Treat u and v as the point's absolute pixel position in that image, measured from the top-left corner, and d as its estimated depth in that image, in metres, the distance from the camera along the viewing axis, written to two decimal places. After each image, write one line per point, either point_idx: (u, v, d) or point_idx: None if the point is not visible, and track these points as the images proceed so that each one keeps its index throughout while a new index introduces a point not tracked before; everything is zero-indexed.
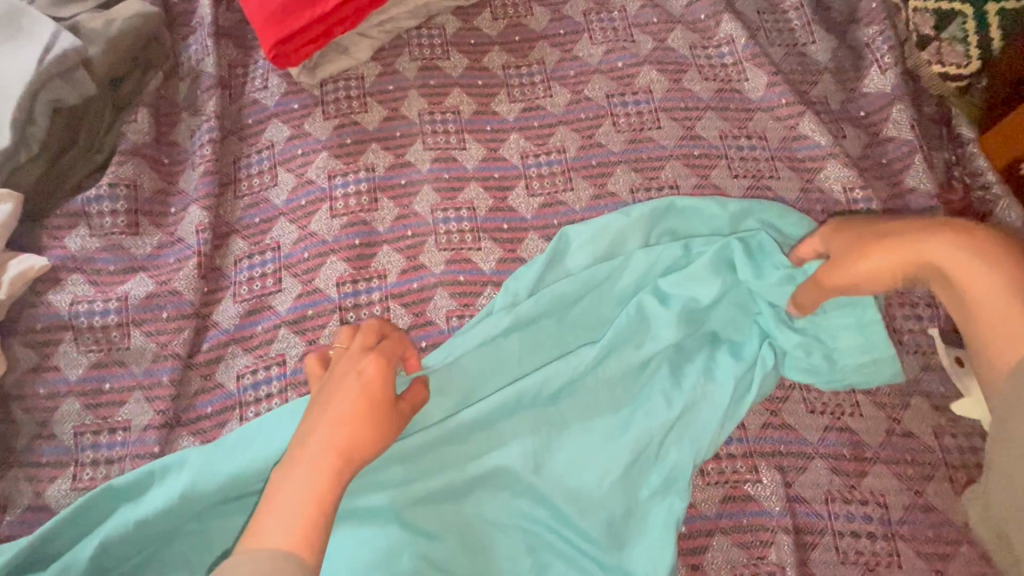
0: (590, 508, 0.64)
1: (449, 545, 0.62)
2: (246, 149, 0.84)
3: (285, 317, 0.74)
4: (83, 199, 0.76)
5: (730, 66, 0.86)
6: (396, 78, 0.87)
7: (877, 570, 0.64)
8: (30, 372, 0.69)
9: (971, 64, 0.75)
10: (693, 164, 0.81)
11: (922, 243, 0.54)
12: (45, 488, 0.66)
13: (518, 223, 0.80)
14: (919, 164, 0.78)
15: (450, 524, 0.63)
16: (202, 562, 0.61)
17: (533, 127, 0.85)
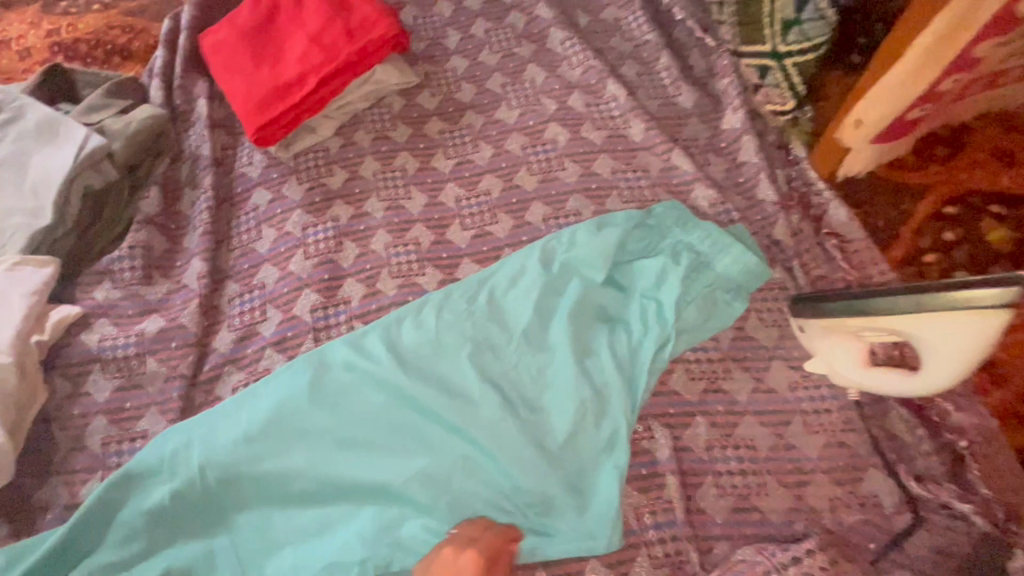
0: (533, 481, 0.79)
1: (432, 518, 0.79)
2: (237, 213, 1.05)
3: (270, 340, 0.93)
4: (108, 260, 0.96)
5: (617, 117, 1.09)
6: (355, 148, 1.10)
7: (750, 499, 0.79)
8: (67, 398, 0.87)
9: (789, 103, 1.00)
10: (592, 194, 1.02)
11: None
12: (79, 489, 0.83)
13: (455, 251, 1.00)
14: (765, 180, 0.98)
15: (429, 502, 0.79)
16: (215, 525, 0.80)
17: (464, 177, 1.07)
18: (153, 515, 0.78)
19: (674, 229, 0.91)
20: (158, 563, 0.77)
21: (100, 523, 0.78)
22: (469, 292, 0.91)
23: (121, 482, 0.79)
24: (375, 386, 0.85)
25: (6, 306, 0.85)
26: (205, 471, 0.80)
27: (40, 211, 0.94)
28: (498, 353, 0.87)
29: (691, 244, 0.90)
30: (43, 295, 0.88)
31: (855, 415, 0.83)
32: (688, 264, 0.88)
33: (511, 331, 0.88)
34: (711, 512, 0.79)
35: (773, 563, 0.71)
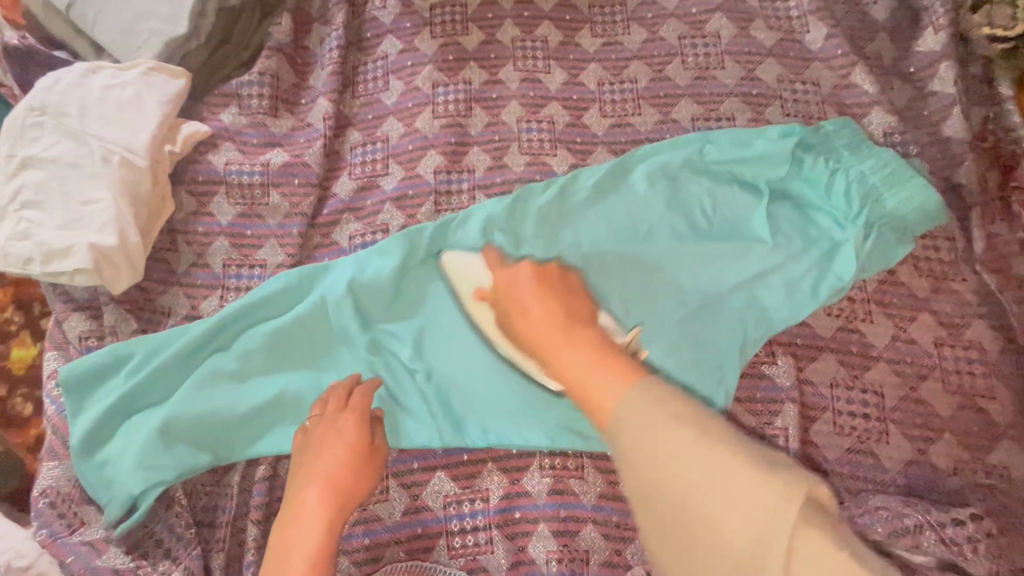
0: None
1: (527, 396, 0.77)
2: (364, 58, 0.99)
3: (390, 195, 0.90)
4: (237, 84, 0.93)
5: (794, 19, 0.96)
6: (495, 8, 1.00)
7: (867, 443, 0.75)
8: (192, 214, 0.88)
9: (1016, 27, 0.84)
10: (750, 101, 0.92)
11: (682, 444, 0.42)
12: (199, 303, 0.85)
13: (590, 137, 0.93)
14: (957, 116, 0.87)
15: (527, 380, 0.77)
16: (323, 363, 0.80)
17: (610, 59, 0.97)
18: (273, 341, 0.79)
19: (848, 152, 0.81)
20: (273, 382, 0.78)
21: (225, 334, 0.79)
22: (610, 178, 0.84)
23: (244, 305, 0.80)
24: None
25: (142, 109, 0.85)
26: (329, 306, 0.80)
27: (175, 18, 0.91)
28: (631, 248, 0.81)
29: (862, 172, 0.80)
30: (175, 106, 0.87)
31: (1000, 384, 0.77)
32: (856, 196, 0.79)
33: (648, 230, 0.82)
34: (823, 447, 0.76)
35: (930, 520, 0.65)
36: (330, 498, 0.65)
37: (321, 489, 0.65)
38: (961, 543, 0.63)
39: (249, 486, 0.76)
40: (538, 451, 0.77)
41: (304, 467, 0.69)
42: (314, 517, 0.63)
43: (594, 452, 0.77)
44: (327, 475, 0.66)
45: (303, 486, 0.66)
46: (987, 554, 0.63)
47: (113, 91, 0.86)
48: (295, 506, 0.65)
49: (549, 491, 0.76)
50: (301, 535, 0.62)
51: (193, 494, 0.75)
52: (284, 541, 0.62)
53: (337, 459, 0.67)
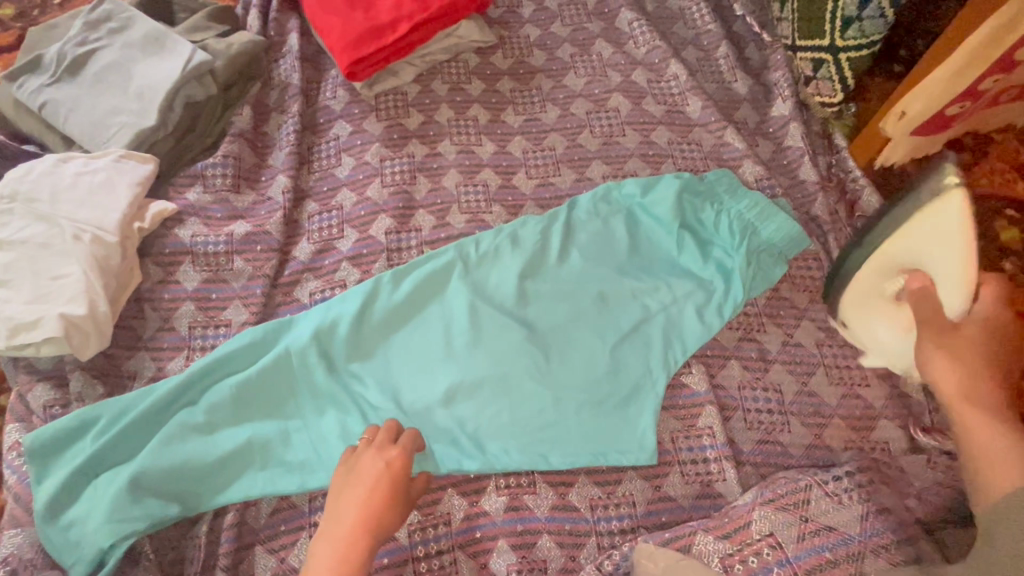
0: (572, 404, 0.88)
1: (479, 425, 0.86)
2: (318, 140, 1.13)
3: (347, 255, 1.01)
4: (202, 166, 1.04)
5: (676, 95, 1.18)
6: (431, 95, 1.18)
7: (775, 434, 0.88)
8: (159, 283, 0.95)
9: (837, 96, 1.10)
10: (649, 160, 1.11)
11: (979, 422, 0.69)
12: (166, 364, 0.90)
13: (520, 196, 1.08)
14: (808, 162, 1.08)
15: (479, 410, 0.86)
16: (290, 409, 0.86)
17: (532, 132, 1.15)
18: (242, 391, 0.85)
19: (729, 197, 1.00)
20: (240, 433, 0.83)
21: (194, 392, 0.84)
22: (541, 228, 1.00)
23: (213, 360, 0.86)
24: (450, 301, 0.94)
25: (112, 191, 0.94)
26: (293, 355, 0.87)
27: (144, 112, 1.02)
28: (561, 289, 0.96)
29: (737, 211, 0.99)
30: (144, 187, 0.97)
31: (873, 373, 0.93)
32: (736, 230, 0.97)
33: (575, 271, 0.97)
34: (739, 441, 0.88)
35: (816, 480, 0.76)
36: (368, 523, 0.67)
37: (350, 516, 0.68)
38: (839, 494, 0.74)
39: (216, 537, 0.79)
40: (493, 473, 0.85)
41: (342, 490, 0.71)
42: (330, 550, 0.65)
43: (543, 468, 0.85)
44: (363, 498, 0.69)
45: (342, 506, 0.69)
46: (862, 499, 0.73)
47: (84, 176, 0.95)
48: (328, 528, 0.68)
49: (506, 508, 0.83)
50: (329, 553, 0.65)
51: (161, 549, 0.78)
52: (323, 556, 0.65)
53: (375, 485, 0.70)
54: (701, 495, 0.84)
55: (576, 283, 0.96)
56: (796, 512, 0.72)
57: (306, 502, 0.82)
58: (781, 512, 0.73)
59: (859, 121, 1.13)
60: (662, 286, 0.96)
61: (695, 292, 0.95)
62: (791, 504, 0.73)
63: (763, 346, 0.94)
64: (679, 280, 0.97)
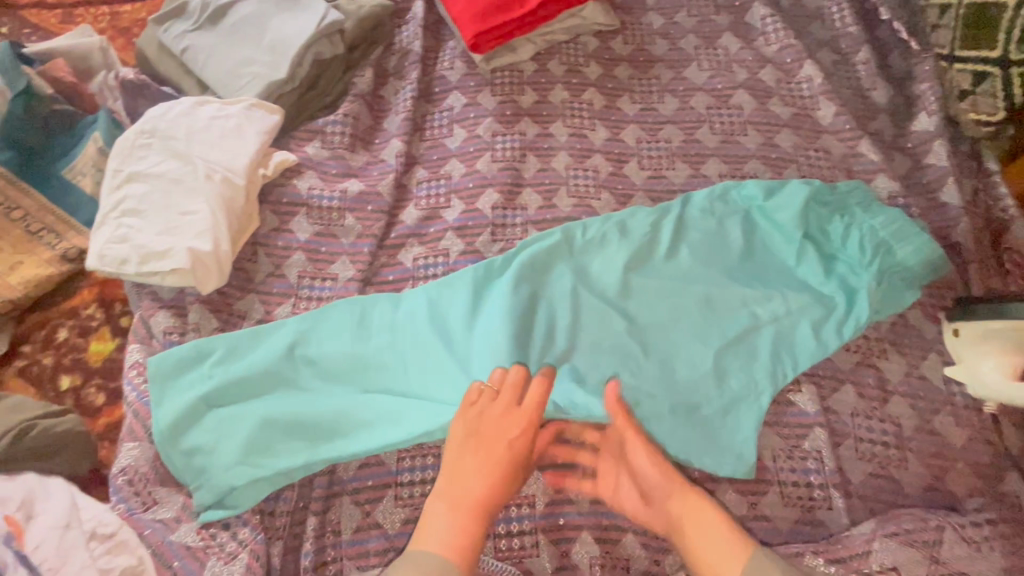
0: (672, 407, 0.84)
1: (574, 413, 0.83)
2: (432, 109, 1.14)
3: (452, 224, 1.00)
4: (323, 123, 1.07)
5: (806, 98, 1.11)
6: (548, 74, 1.16)
7: (889, 469, 0.81)
8: (274, 230, 0.98)
9: (998, 114, 0.97)
10: (771, 163, 1.05)
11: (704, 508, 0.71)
12: (274, 309, 0.93)
13: (630, 185, 1.05)
14: (952, 184, 0.99)
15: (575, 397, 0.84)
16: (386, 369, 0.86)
17: (647, 122, 1.12)
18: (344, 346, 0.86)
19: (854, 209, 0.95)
20: (340, 387, 0.83)
21: (300, 341, 0.85)
22: (652, 222, 0.96)
23: (320, 312, 0.87)
24: (554, 282, 0.92)
25: (243, 137, 0.97)
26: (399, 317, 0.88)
27: (276, 65, 1.05)
28: (670, 287, 0.91)
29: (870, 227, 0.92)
30: (270, 137, 1.00)
31: (1005, 421, 0.85)
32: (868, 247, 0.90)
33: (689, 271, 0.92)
34: (848, 471, 0.81)
35: (951, 521, 0.73)
36: (488, 489, 0.70)
37: (472, 484, 0.70)
38: (978, 540, 0.71)
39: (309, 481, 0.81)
40: (581, 465, 0.82)
41: (466, 450, 0.72)
42: (446, 525, 0.66)
43: None
44: (488, 468, 0.71)
45: (463, 464, 0.71)
46: (1004, 550, 0.71)
47: (218, 120, 0.99)
48: (451, 489, 0.69)
49: (592, 500, 0.80)
50: (444, 526, 0.66)
51: None
52: (442, 514, 0.67)
53: (498, 447, 0.72)
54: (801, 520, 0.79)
55: (685, 282, 0.92)
56: (925, 551, 0.70)
57: (394, 461, 0.82)
58: (907, 547, 0.69)
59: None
60: (780, 296, 0.90)
61: (814, 309, 0.89)
62: (918, 541, 0.70)
63: (886, 369, 0.87)
64: (798, 291, 0.91)
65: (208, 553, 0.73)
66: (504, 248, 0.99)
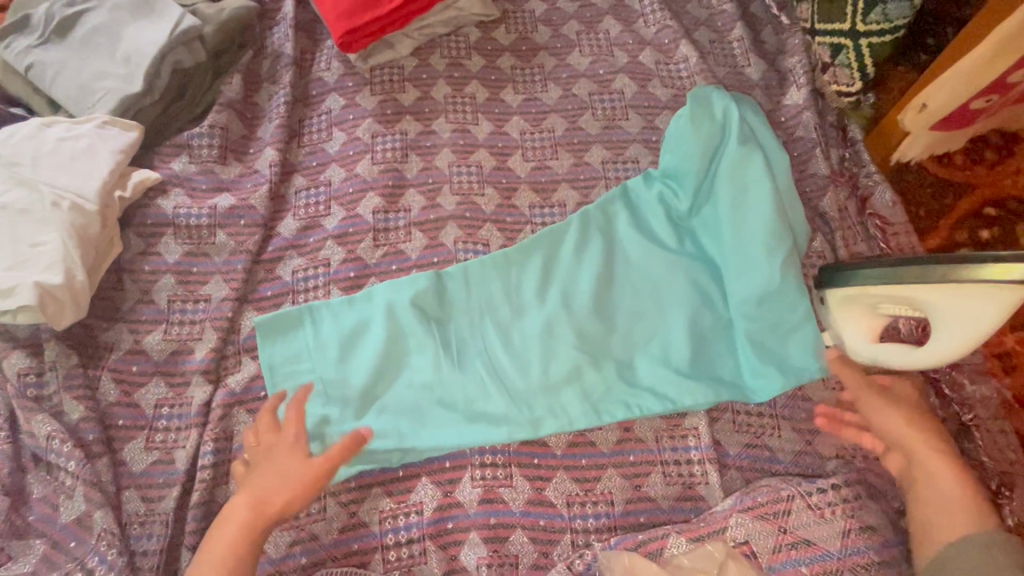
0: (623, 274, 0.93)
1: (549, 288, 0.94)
2: (309, 113, 1.10)
3: (332, 233, 0.98)
4: (189, 135, 1.02)
5: (684, 78, 1.12)
6: (428, 69, 1.14)
7: (763, 438, 0.85)
8: (140, 254, 0.93)
9: (855, 85, 1.05)
10: (651, 146, 1.07)
11: (923, 444, 0.77)
12: (143, 338, 0.88)
13: (513, 179, 1.04)
14: (820, 155, 1.02)
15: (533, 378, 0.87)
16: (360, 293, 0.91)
17: (531, 112, 1.11)
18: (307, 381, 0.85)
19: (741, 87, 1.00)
20: (330, 324, 0.88)
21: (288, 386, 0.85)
22: (588, 240, 0.94)
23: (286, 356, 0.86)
24: (492, 309, 0.90)
25: (94, 158, 0.91)
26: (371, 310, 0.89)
27: (130, 78, 0.99)
28: (639, 291, 0.91)
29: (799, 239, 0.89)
30: (128, 156, 0.94)
31: None
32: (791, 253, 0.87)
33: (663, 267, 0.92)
34: (725, 444, 0.84)
35: (800, 490, 0.76)
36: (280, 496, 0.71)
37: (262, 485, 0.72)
38: (823, 507, 0.75)
39: (184, 514, 0.79)
40: (469, 463, 0.82)
41: (272, 447, 0.75)
42: (218, 547, 0.69)
43: (520, 462, 0.83)
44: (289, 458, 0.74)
45: (244, 489, 0.72)
46: (845, 514, 0.74)
47: (65, 142, 0.92)
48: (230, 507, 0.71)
49: (480, 500, 0.80)
50: (216, 548, 0.69)
51: (126, 525, 0.77)
52: (220, 534, 0.69)
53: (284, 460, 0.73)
54: (681, 497, 0.81)
55: (621, 255, 0.94)
56: (775, 522, 0.74)
57: None
58: (760, 520, 0.74)
59: (879, 110, 1.08)
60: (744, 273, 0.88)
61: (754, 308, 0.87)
62: (771, 514, 0.75)
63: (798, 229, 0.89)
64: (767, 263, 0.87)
65: None
66: (387, 253, 0.97)
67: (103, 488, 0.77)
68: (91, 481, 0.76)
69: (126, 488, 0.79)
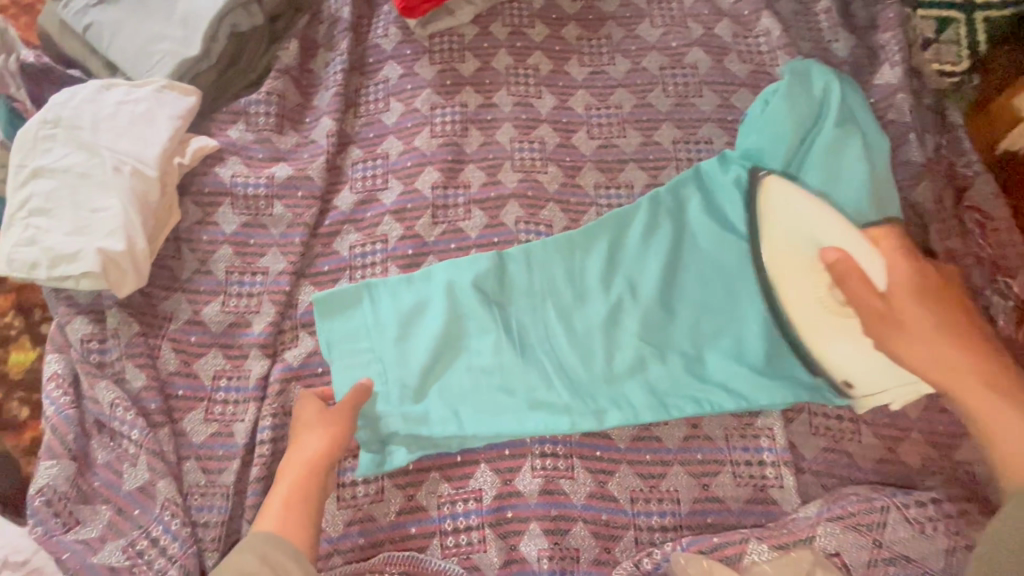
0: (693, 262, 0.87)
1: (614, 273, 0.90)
2: (366, 82, 1.05)
3: (389, 208, 0.94)
4: (245, 102, 0.99)
5: (765, 53, 1.04)
6: (490, 38, 1.08)
7: (842, 443, 0.80)
8: (197, 224, 0.92)
9: (962, 63, 0.95)
10: (727, 126, 1.00)
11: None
12: (202, 309, 0.87)
13: (577, 157, 0.99)
14: (914, 141, 0.94)
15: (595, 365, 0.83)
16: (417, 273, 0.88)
17: (597, 87, 1.04)
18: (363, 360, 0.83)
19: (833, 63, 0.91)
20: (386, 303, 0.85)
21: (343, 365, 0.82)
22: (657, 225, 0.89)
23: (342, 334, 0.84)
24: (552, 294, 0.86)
25: (154, 124, 0.89)
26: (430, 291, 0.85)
27: (188, 40, 0.96)
28: (710, 282, 0.86)
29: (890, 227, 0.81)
30: (186, 122, 0.92)
31: None
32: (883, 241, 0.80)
33: (737, 257, 0.87)
34: (801, 447, 0.80)
35: (895, 501, 0.72)
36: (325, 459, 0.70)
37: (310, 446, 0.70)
38: (921, 522, 0.70)
39: (243, 488, 0.78)
40: (530, 453, 0.80)
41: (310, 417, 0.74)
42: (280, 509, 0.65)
43: (583, 454, 0.80)
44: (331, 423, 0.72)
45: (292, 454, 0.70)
46: (947, 531, 0.70)
47: (125, 106, 0.90)
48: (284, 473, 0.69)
49: (541, 491, 0.78)
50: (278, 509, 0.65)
51: (188, 495, 0.77)
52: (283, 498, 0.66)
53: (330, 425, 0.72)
54: (753, 499, 0.78)
55: (691, 241, 0.89)
56: (869, 535, 0.70)
57: None
58: (853, 532, 0.70)
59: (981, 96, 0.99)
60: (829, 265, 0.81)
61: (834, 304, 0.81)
62: (864, 526, 0.70)
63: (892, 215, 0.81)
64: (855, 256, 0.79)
65: (134, 573, 0.71)
66: (445, 231, 0.93)
67: (165, 458, 0.77)
68: (154, 451, 0.77)
69: (186, 459, 0.79)
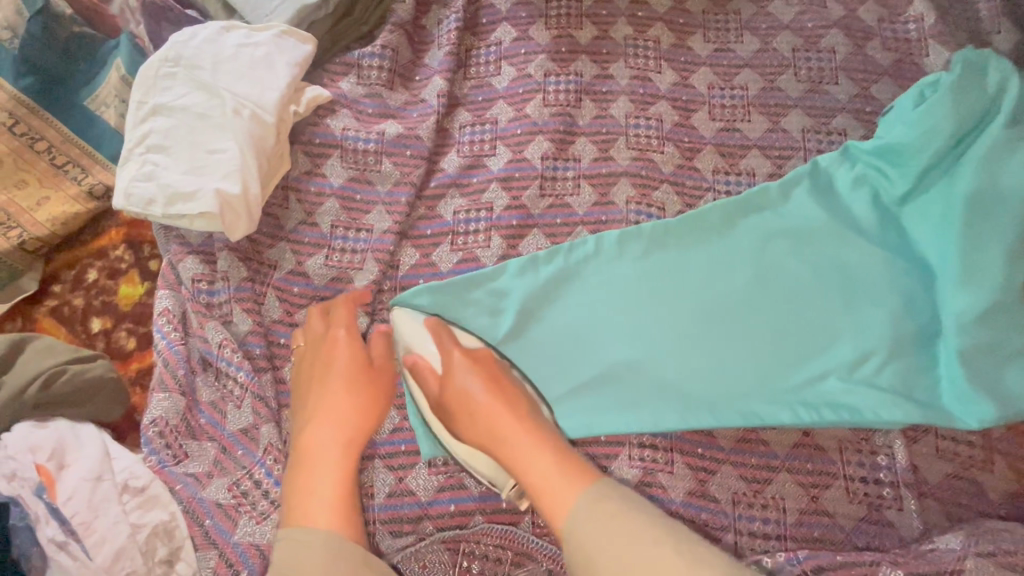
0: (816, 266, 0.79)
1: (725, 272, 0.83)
2: (478, 42, 1.02)
3: (497, 175, 0.91)
4: (358, 54, 0.97)
5: (913, 40, 0.96)
6: (609, 6, 1.02)
7: (970, 470, 0.76)
8: (306, 174, 0.91)
9: None
10: (863, 118, 0.92)
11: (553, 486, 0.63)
12: (306, 260, 0.87)
13: (696, 139, 0.93)
14: None
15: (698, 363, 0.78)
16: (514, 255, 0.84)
17: (722, 65, 0.98)
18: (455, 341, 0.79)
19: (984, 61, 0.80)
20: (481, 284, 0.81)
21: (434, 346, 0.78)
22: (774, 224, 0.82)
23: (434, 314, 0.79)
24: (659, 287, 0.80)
25: (272, 69, 0.88)
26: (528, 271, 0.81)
27: None
28: (834, 289, 0.78)
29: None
30: (302, 70, 0.91)
31: None
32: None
33: (864, 265, 0.78)
34: (921, 468, 0.76)
35: None
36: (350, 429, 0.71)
37: (333, 420, 0.70)
38: None
39: None
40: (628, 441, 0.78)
41: (319, 376, 0.74)
42: (318, 490, 0.65)
43: (683, 448, 0.77)
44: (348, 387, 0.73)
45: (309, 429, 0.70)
46: None
47: (244, 49, 0.89)
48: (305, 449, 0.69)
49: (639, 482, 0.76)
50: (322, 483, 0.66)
51: None
52: (314, 476, 0.66)
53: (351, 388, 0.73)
54: (866, 518, 0.74)
55: (812, 243, 0.80)
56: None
57: None
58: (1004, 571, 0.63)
59: None
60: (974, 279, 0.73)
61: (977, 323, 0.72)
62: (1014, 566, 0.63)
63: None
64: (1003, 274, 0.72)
65: (239, 511, 0.72)
66: (552, 204, 0.90)
67: (267, 404, 0.78)
68: (257, 395, 0.77)
69: (286, 407, 0.79)
